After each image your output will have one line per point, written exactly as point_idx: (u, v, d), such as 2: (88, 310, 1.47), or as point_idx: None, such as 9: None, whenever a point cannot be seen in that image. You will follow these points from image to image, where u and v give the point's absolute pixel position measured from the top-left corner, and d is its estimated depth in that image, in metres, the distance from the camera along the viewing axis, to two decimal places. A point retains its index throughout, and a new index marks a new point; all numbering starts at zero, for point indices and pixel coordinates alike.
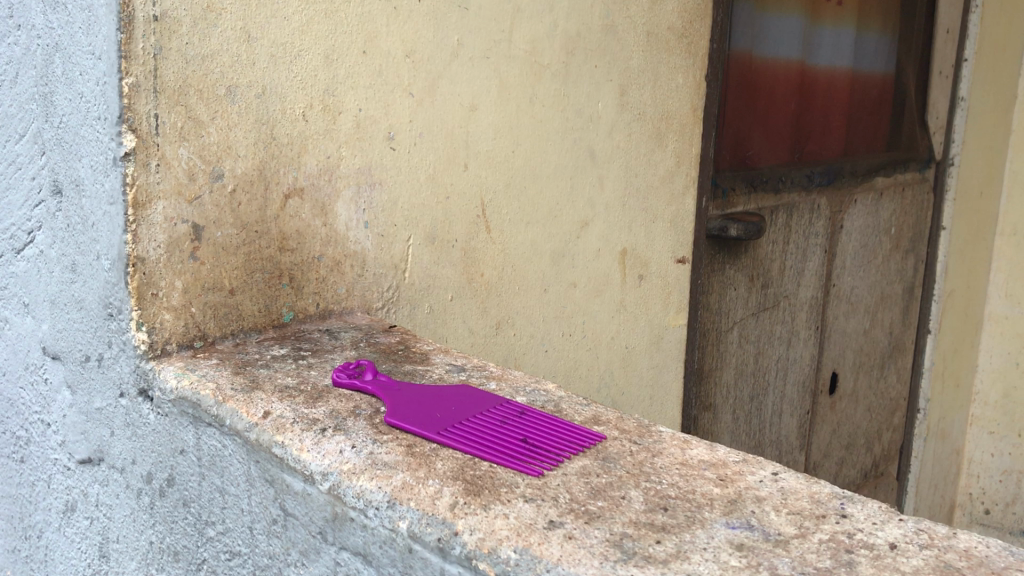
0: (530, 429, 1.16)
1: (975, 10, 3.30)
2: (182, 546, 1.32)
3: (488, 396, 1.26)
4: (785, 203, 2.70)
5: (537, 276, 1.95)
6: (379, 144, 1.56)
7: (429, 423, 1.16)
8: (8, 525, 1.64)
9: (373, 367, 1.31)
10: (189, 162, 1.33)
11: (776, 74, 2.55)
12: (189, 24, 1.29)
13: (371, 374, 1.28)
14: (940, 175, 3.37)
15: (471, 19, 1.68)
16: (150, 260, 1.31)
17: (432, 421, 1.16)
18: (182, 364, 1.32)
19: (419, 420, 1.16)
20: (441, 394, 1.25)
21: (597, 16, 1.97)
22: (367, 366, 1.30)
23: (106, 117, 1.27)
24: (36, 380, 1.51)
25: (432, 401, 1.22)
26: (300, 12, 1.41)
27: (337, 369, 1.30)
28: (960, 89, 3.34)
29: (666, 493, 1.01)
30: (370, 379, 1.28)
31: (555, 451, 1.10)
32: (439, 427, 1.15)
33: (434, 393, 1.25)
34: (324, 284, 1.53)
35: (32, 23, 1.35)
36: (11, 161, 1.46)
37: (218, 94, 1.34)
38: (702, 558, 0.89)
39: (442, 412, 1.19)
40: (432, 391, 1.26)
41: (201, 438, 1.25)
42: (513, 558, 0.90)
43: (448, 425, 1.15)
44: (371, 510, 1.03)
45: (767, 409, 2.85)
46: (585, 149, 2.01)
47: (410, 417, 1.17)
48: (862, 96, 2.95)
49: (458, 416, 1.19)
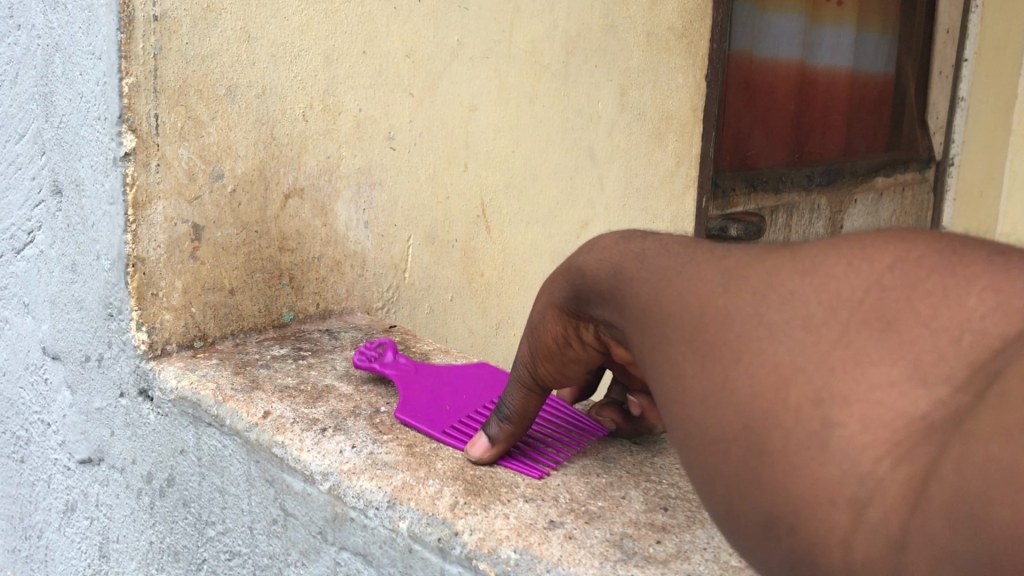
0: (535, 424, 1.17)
1: (975, 10, 3.34)
2: (182, 546, 1.32)
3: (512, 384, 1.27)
4: (784, 203, 2.70)
5: (537, 276, 1.98)
6: (379, 144, 1.57)
7: (438, 416, 1.18)
8: (8, 525, 1.64)
9: (394, 346, 1.33)
10: (189, 162, 1.32)
11: (774, 74, 2.56)
12: (189, 25, 1.28)
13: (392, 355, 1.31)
14: (940, 175, 3.43)
15: (471, 18, 1.68)
16: (149, 260, 1.30)
17: (443, 414, 1.19)
18: (182, 364, 1.32)
19: (429, 413, 1.19)
20: (454, 392, 1.25)
21: (597, 16, 1.97)
22: (388, 346, 1.32)
23: (106, 117, 1.25)
24: (36, 380, 1.50)
25: (449, 393, 1.25)
26: (300, 12, 1.40)
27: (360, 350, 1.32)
28: (960, 89, 3.39)
29: (666, 493, 1.02)
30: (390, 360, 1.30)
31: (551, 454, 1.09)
32: (446, 421, 1.17)
33: (455, 386, 1.27)
34: (324, 284, 1.53)
35: (32, 23, 1.34)
36: (11, 161, 1.45)
37: (218, 94, 1.33)
38: (702, 558, 0.89)
39: (451, 412, 1.20)
40: (445, 389, 1.26)
41: (201, 438, 1.25)
42: (513, 558, 0.90)
43: (454, 425, 1.16)
44: (371, 510, 1.02)
45: None
46: (584, 149, 2.01)
47: (419, 415, 1.18)
48: (860, 97, 2.97)
49: (467, 415, 1.19)
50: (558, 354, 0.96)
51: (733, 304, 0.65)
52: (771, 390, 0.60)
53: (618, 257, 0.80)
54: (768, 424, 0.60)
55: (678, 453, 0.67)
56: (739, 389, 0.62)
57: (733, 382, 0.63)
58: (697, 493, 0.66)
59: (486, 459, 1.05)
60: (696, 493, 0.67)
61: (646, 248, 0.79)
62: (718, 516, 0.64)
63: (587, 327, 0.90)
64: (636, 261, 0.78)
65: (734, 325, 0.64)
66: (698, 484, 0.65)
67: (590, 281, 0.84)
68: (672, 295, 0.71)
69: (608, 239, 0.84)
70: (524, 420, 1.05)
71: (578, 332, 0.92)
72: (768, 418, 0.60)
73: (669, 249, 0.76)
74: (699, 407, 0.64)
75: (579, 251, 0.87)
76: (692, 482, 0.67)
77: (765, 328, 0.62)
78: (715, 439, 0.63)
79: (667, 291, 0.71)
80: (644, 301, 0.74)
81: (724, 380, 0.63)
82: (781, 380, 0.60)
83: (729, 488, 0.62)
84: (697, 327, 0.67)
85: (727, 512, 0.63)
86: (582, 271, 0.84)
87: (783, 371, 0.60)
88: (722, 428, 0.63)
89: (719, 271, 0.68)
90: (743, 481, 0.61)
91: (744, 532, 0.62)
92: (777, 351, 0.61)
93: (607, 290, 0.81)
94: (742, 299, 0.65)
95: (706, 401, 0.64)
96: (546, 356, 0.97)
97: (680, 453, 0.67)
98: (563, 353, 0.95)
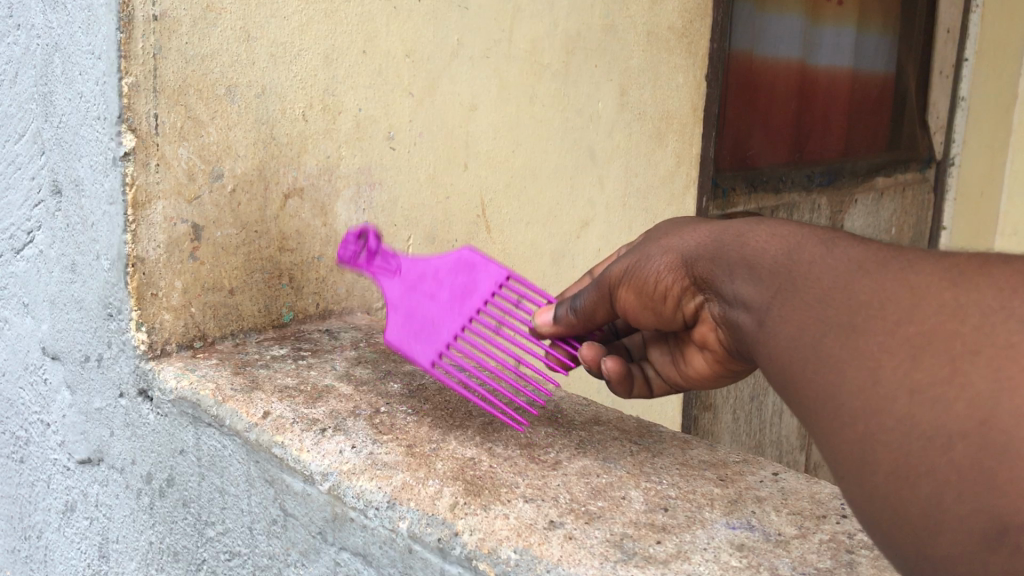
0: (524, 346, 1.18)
1: (975, 10, 3.35)
2: (183, 547, 1.31)
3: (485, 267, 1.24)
4: (784, 203, 2.70)
5: (537, 276, 1.98)
6: (379, 144, 1.57)
7: (431, 337, 1.18)
8: (9, 525, 1.64)
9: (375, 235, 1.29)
10: (189, 162, 1.32)
11: (774, 74, 2.57)
12: (189, 24, 1.28)
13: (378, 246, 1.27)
14: (940, 174, 3.42)
15: (471, 18, 1.68)
16: (150, 260, 1.30)
17: (434, 330, 1.19)
18: (182, 364, 1.32)
19: (417, 334, 1.19)
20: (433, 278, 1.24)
21: (597, 16, 1.97)
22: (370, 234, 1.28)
23: (106, 117, 1.25)
24: (36, 380, 1.50)
25: (427, 290, 1.23)
26: (300, 12, 1.40)
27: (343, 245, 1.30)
28: (960, 89, 3.41)
29: (667, 493, 1.01)
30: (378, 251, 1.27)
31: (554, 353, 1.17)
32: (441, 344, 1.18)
33: (428, 273, 1.24)
34: (324, 284, 1.53)
35: (32, 22, 1.33)
36: (11, 161, 1.45)
37: (218, 94, 1.33)
38: (703, 558, 0.89)
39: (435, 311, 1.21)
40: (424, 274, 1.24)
41: (200, 438, 1.25)
42: (513, 558, 0.90)
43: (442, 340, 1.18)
44: (370, 510, 1.02)
45: (767, 409, 3.10)
46: (585, 149, 2.01)
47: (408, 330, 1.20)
48: (860, 97, 2.97)
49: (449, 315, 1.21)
50: (652, 298, 0.99)
51: (969, 298, 0.63)
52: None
53: (794, 240, 0.81)
54: (1020, 424, 0.57)
55: (853, 451, 0.65)
56: (976, 384, 0.59)
57: (968, 376, 0.60)
58: (871, 495, 0.64)
59: (542, 330, 1.16)
60: (865, 495, 0.64)
61: (834, 242, 0.77)
62: (903, 518, 0.62)
63: (696, 288, 0.94)
64: (821, 246, 0.77)
65: (969, 319, 0.62)
66: (880, 485, 0.63)
67: (745, 250, 0.86)
68: (874, 287, 0.69)
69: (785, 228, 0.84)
70: (586, 323, 1.11)
71: (682, 298, 0.96)
72: (1018, 417, 0.57)
73: (864, 246, 0.75)
74: (906, 401, 0.62)
75: (750, 224, 0.89)
76: (860, 483, 0.64)
77: (1017, 324, 0.60)
78: (933, 437, 0.60)
79: (862, 283, 0.70)
80: (828, 287, 0.72)
81: (955, 373, 0.60)
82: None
83: (942, 491, 0.59)
84: (914, 319, 0.65)
85: (925, 517, 0.61)
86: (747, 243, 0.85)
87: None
88: (945, 425, 0.60)
89: (936, 269, 0.66)
90: (971, 485, 0.58)
91: (949, 541, 0.60)
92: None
93: (770, 265, 0.81)
94: (984, 292, 0.63)
95: (923, 396, 0.61)
96: (637, 290, 1.01)
97: (856, 451, 0.65)
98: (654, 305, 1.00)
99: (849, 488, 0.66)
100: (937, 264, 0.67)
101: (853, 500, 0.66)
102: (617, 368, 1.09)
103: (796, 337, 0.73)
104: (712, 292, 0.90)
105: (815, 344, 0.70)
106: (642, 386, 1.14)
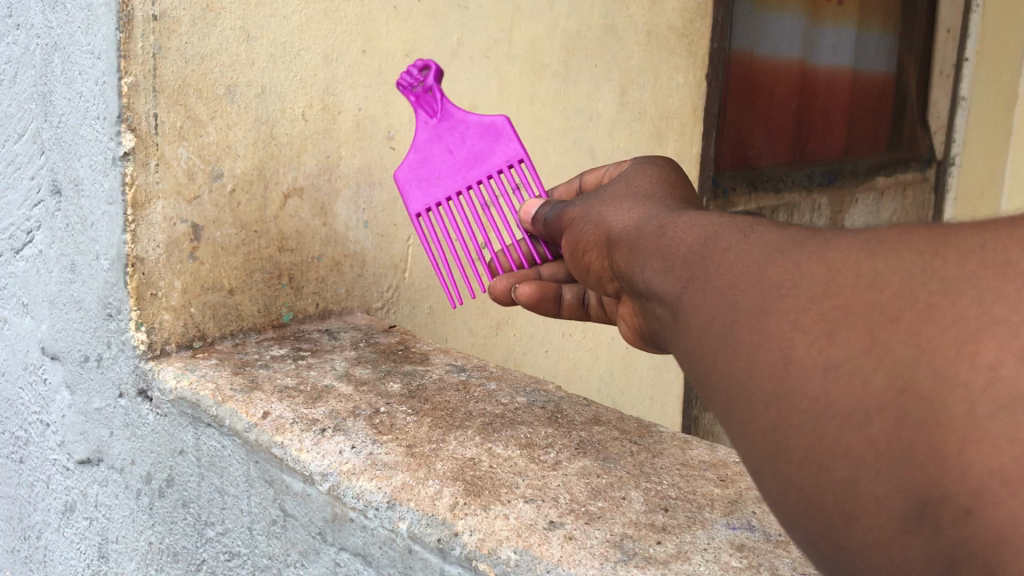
0: (500, 235, 1.28)
1: (975, 10, 3.33)
2: (182, 547, 1.31)
3: (507, 141, 1.29)
4: (784, 203, 2.69)
5: None
6: (379, 143, 1.58)
7: (429, 188, 1.30)
8: (8, 525, 1.64)
9: (435, 71, 1.33)
10: (189, 162, 1.32)
11: (774, 73, 2.57)
12: (188, 24, 1.28)
13: (430, 82, 1.33)
14: (941, 174, 3.41)
15: (471, 18, 1.68)
16: (149, 260, 1.30)
17: (434, 182, 1.30)
18: (181, 364, 1.31)
19: (420, 179, 1.31)
20: (466, 133, 1.31)
21: (597, 16, 1.96)
22: (430, 71, 1.33)
23: (105, 117, 1.25)
24: (36, 380, 1.50)
25: (450, 142, 1.31)
26: (300, 12, 1.40)
27: (408, 71, 1.34)
28: (960, 89, 3.39)
29: (667, 493, 1.01)
30: (428, 89, 1.33)
31: (521, 248, 1.23)
32: (436, 198, 1.30)
33: (459, 127, 1.31)
34: (324, 284, 1.53)
35: (32, 22, 1.33)
36: (11, 161, 1.45)
37: (218, 94, 1.33)
38: (703, 558, 0.89)
39: (451, 162, 1.30)
40: (460, 128, 1.31)
41: (201, 439, 1.25)
42: (513, 559, 0.90)
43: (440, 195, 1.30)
44: (370, 510, 1.02)
45: None
46: (585, 149, 2.01)
47: (417, 172, 1.31)
48: (860, 97, 2.97)
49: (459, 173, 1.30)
50: (580, 263, 0.87)
51: (888, 266, 0.50)
52: (949, 347, 0.45)
53: (712, 229, 0.63)
54: (939, 386, 0.45)
55: (764, 439, 0.52)
56: (896, 353, 0.47)
57: (887, 346, 0.47)
58: (788, 488, 0.51)
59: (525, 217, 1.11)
60: (778, 489, 0.51)
61: (756, 223, 0.61)
62: (820, 510, 0.49)
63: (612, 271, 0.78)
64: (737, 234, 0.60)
65: (888, 287, 0.49)
66: (796, 477, 0.50)
67: (662, 241, 0.68)
68: (787, 267, 0.54)
69: (718, 227, 0.63)
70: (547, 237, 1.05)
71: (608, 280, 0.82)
72: (939, 380, 0.45)
73: (787, 228, 0.59)
74: (820, 380, 0.49)
75: (681, 215, 0.70)
76: (776, 474, 0.51)
77: (939, 284, 0.47)
78: (849, 413, 0.47)
79: (776, 265, 0.55)
80: (739, 270, 0.57)
81: (872, 343, 0.48)
82: (966, 333, 0.45)
83: (858, 472, 0.47)
84: (827, 293, 0.51)
85: (841, 504, 0.48)
86: (670, 244, 0.66)
87: (968, 325, 0.45)
88: (862, 399, 0.47)
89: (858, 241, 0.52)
90: (889, 462, 0.46)
91: (865, 529, 0.47)
92: (954, 306, 0.46)
93: (682, 258, 0.63)
94: (903, 256, 0.49)
95: (839, 372, 0.48)
96: (571, 247, 0.89)
97: (769, 441, 0.51)
98: (588, 275, 0.86)
99: (763, 481, 0.53)
100: (853, 236, 0.53)
101: (770, 497, 0.53)
102: (530, 295, 1.12)
103: (703, 329, 0.57)
104: (625, 282, 0.73)
105: (722, 333, 0.55)
106: (573, 308, 1.14)
